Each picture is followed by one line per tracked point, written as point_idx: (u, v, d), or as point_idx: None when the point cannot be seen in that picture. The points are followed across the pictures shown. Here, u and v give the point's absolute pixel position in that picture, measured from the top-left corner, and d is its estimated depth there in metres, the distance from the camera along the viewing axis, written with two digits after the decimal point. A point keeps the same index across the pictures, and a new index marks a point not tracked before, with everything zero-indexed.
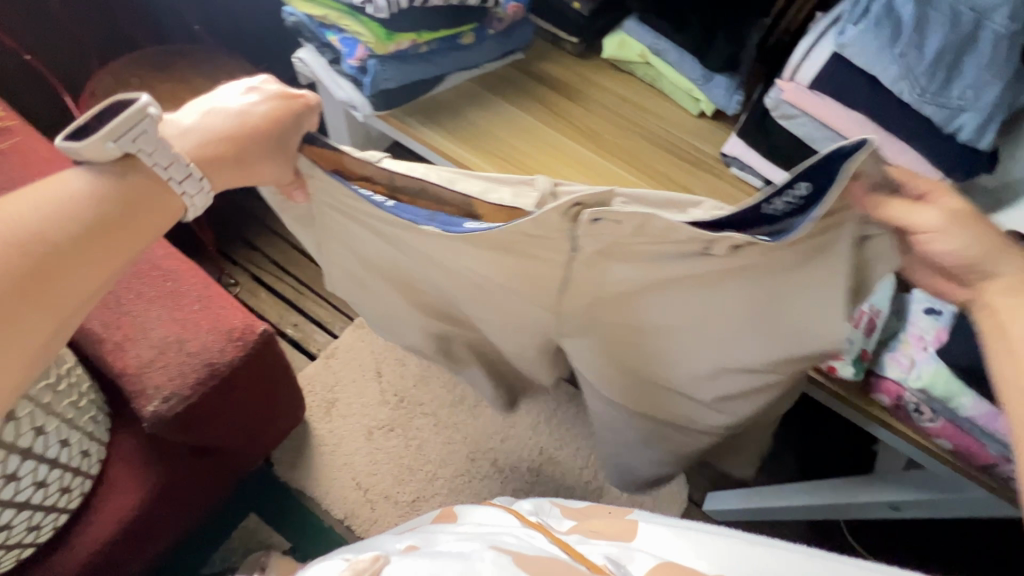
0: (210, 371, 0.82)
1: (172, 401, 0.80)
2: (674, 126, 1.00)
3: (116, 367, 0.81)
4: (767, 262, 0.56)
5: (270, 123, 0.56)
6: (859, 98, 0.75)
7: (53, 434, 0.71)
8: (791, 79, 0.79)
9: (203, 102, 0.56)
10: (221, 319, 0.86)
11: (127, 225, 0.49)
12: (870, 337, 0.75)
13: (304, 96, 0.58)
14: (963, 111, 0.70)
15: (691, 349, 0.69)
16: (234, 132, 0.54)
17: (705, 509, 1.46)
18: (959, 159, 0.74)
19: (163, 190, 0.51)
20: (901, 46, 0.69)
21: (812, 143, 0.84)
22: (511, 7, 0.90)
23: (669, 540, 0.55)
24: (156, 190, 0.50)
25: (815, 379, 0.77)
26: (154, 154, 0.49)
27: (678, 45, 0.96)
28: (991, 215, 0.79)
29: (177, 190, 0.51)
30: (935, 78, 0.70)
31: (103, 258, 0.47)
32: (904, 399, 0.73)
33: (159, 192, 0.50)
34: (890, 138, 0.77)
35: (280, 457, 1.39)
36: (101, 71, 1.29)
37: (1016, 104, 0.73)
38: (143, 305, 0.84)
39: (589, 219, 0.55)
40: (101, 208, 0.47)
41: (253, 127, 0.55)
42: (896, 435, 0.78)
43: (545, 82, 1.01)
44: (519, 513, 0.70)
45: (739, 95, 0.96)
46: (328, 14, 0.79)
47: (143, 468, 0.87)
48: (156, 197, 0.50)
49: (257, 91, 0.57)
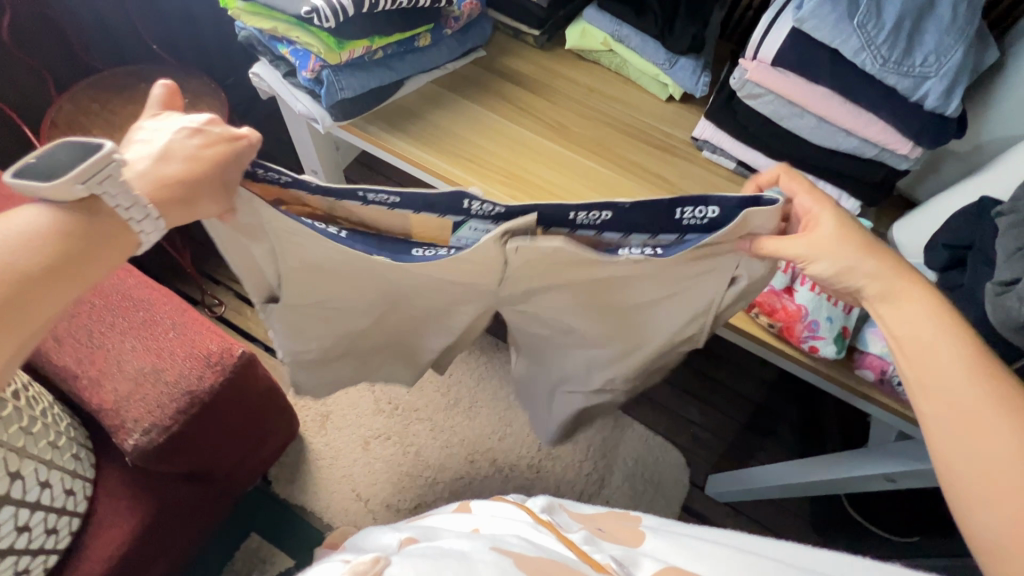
0: (190, 399, 0.81)
1: (153, 432, 0.78)
2: (642, 112, 0.99)
3: (93, 403, 0.79)
4: (666, 264, 0.64)
5: (212, 168, 0.50)
6: (823, 72, 0.74)
7: (31, 477, 0.69)
8: (754, 58, 0.78)
9: (138, 141, 0.49)
10: (197, 345, 0.84)
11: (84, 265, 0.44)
12: (849, 315, 0.73)
13: (247, 136, 0.51)
14: (928, 78, 0.69)
15: (616, 328, 0.78)
16: (180, 178, 0.48)
17: (707, 492, 1.46)
18: (927, 127, 0.73)
19: (120, 230, 0.46)
20: (860, 17, 0.68)
21: (780, 121, 0.83)
22: (466, 5, 0.88)
23: (669, 547, 0.58)
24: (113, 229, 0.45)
25: (798, 359, 0.76)
26: (117, 198, 0.44)
27: (640, 31, 0.95)
28: (963, 182, 0.78)
29: (134, 230, 0.46)
30: (897, 46, 0.69)
31: (45, 306, 0.43)
32: (888, 373, 0.72)
33: (113, 229, 0.45)
34: (857, 112, 0.76)
35: (278, 475, 1.38)
36: (60, 99, 1.26)
37: (979, 67, 0.72)
38: (116, 337, 0.82)
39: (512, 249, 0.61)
40: (55, 248, 0.43)
41: (197, 172, 0.49)
42: (884, 410, 0.76)
43: (509, 78, 0.99)
44: (529, 508, 0.69)
45: (705, 77, 0.95)
46: (276, 26, 0.77)
47: (132, 501, 0.87)
48: (114, 237, 0.45)
49: (195, 129, 0.49)
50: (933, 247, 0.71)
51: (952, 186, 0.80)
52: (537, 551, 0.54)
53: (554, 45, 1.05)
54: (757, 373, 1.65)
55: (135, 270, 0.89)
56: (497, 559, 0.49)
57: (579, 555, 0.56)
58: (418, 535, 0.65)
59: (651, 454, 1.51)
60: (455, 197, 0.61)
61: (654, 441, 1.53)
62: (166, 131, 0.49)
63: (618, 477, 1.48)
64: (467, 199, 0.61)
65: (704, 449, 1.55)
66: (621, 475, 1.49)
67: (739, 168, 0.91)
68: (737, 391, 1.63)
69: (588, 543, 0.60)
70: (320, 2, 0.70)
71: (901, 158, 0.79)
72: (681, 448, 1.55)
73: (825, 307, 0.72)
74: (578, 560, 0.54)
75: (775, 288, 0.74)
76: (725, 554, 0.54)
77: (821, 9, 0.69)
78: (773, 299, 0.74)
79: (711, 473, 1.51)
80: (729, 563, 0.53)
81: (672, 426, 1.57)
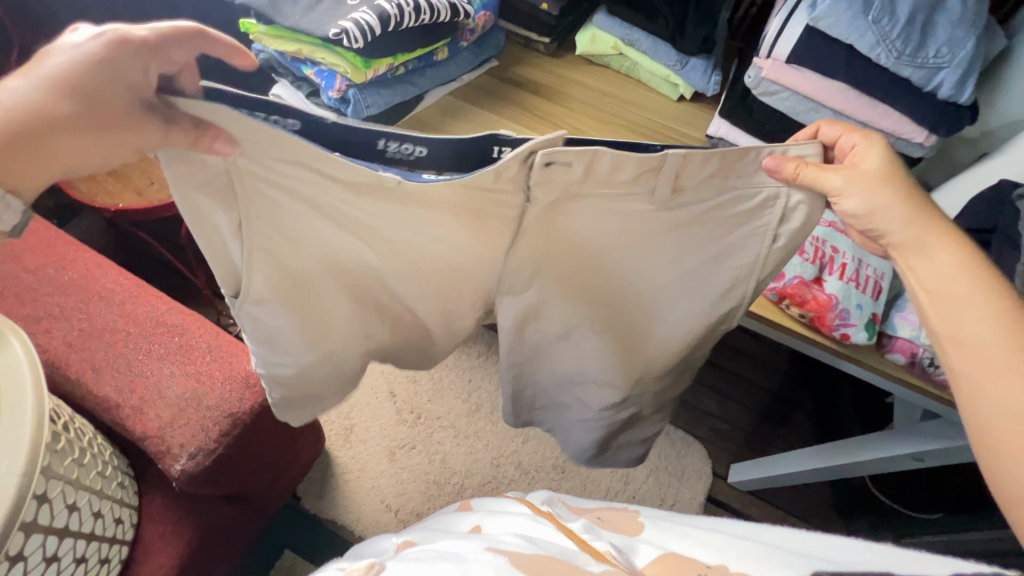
0: (231, 420, 0.82)
1: (198, 456, 0.79)
2: (655, 113, 1.01)
3: (136, 431, 0.79)
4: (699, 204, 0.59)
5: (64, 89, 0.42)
6: (838, 67, 0.76)
7: (86, 509, 0.70)
8: (768, 56, 0.80)
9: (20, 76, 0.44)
10: (235, 367, 0.86)
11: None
12: (878, 301, 0.76)
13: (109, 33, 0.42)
14: (942, 69, 0.71)
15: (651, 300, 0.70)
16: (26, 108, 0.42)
17: (732, 482, 1.48)
18: (942, 115, 0.75)
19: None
20: (874, 13, 0.70)
21: (795, 115, 0.85)
22: (480, 17, 0.90)
23: (672, 533, 0.59)
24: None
25: (829, 347, 0.78)
26: None
27: (650, 34, 0.97)
28: (977, 166, 0.81)
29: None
30: (911, 39, 0.71)
31: None
32: (919, 355, 0.74)
33: None
34: (871, 104, 0.78)
35: (306, 490, 1.38)
36: None
37: (988, 56, 0.75)
38: (155, 363, 0.83)
39: (544, 162, 0.52)
40: None
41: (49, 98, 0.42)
42: (915, 391, 0.78)
43: (524, 86, 1.00)
44: (531, 503, 0.73)
45: (716, 76, 0.97)
46: (302, 48, 0.78)
47: (176, 525, 0.87)
48: None
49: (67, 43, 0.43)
50: None
51: (965, 172, 0.82)
52: (532, 549, 0.55)
53: (564, 51, 1.07)
54: (769, 362, 1.68)
55: (168, 295, 0.91)
56: (493, 558, 0.51)
57: (576, 544, 0.57)
58: (414, 538, 0.69)
59: (673, 446, 1.53)
60: (481, 143, 0.54)
61: (674, 434, 1.55)
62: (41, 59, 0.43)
63: (643, 471, 1.50)
64: (495, 145, 0.54)
65: (724, 440, 1.57)
66: (645, 469, 1.50)
67: None
68: (752, 381, 1.65)
69: (588, 533, 0.62)
70: (349, 24, 0.71)
71: (916, 146, 0.81)
72: (701, 440, 1.57)
73: (854, 295, 0.74)
74: (576, 550, 0.56)
75: (805, 279, 0.76)
76: (736, 544, 0.53)
77: (835, 8, 0.72)
78: (803, 289, 0.76)
79: (734, 462, 1.53)
80: (746, 548, 0.51)
81: (691, 418, 1.59)
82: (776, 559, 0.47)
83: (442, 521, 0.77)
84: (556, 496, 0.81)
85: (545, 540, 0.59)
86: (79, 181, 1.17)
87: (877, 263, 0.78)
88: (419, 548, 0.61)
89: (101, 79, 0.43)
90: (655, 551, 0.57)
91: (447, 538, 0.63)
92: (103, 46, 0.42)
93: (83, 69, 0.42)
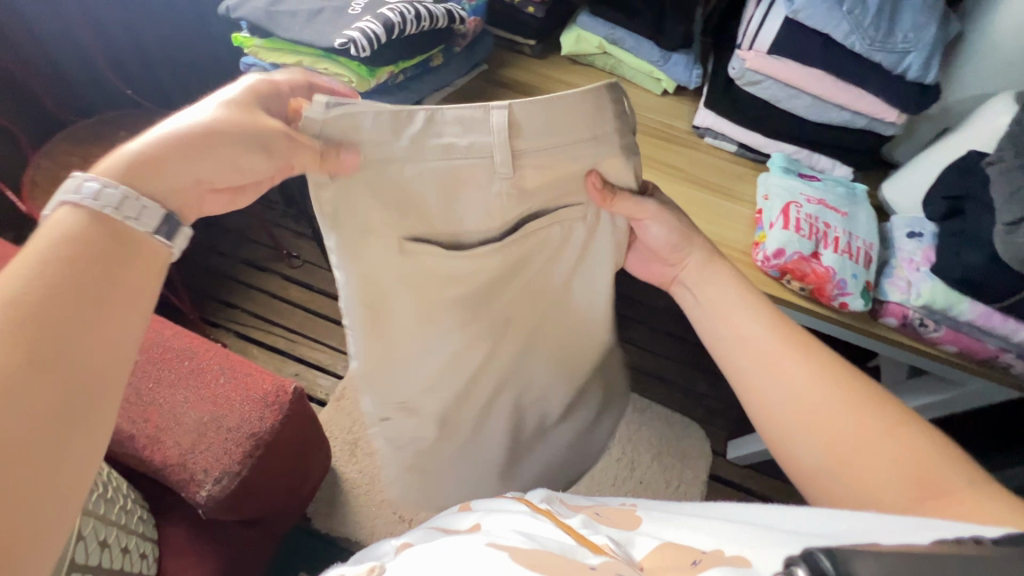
0: (253, 441, 0.80)
1: (224, 480, 0.77)
2: (641, 107, 1.05)
3: (155, 462, 0.77)
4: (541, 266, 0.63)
5: (215, 133, 0.44)
6: (816, 57, 0.82)
7: (115, 544, 0.69)
8: (750, 48, 0.85)
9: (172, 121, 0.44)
10: (251, 387, 0.83)
11: (96, 287, 0.35)
12: (870, 269, 0.81)
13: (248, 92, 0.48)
14: (909, 52, 0.78)
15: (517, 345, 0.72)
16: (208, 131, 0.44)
17: (731, 457, 1.55)
18: (911, 94, 0.82)
19: (132, 237, 0.38)
20: (848, 4, 0.76)
21: (777, 103, 0.91)
22: (472, 22, 0.92)
23: (665, 522, 0.58)
24: (125, 232, 0.38)
25: (827, 313, 0.83)
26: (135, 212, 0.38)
27: (633, 32, 1.02)
28: (941, 140, 0.88)
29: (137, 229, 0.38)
30: (880, 27, 0.77)
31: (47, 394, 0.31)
32: (910, 317, 0.80)
33: (116, 236, 0.38)
34: (847, 88, 0.84)
35: (316, 509, 1.36)
36: (34, 157, 1.21)
37: (946, 39, 0.82)
38: (168, 391, 0.81)
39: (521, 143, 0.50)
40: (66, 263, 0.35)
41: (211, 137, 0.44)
42: (906, 351, 0.84)
43: (515, 88, 1.02)
44: (529, 501, 0.75)
45: (697, 69, 1.02)
46: (303, 59, 0.76)
47: (197, 554, 0.85)
48: (129, 245, 0.38)
49: (218, 99, 0.46)
50: (932, 200, 0.80)
51: (932, 146, 0.90)
52: (529, 543, 0.54)
53: (549, 52, 1.10)
54: None
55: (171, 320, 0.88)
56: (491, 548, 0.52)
57: (573, 534, 0.58)
58: (412, 539, 0.70)
59: (672, 429, 1.59)
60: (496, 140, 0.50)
61: (672, 418, 1.61)
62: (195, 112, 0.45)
63: (647, 457, 1.54)
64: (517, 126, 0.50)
65: (720, 419, 1.64)
66: (649, 454, 1.55)
67: (740, 150, 0.98)
68: None
69: (586, 526, 0.62)
70: (355, 33, 0.71)
71: (889, 125, 0.88)
72: (698, 421, 1.63)
73: (849, 266, 0.79)
74: (575, 544, 0.56)
75: (802, 255, 0.80)
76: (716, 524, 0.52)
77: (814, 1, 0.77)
78: (802, 264, 0.80)
79: (730, 439, 1.60)
80: (710, 530, 0.51)
81: (686, 400, 1.66)
82: (755, 538, 0.44)
83: (441, 520, 0.79)
84: (553, 493, 0.84)
85: (544, 535, 0.58)
86: None
87: (867, 236, 0.84)
88: (414, 547, 0.63)
89: (230, 120, 0.45)
90: (653, 540, 0.55)
91: (447, 535, 0.64)
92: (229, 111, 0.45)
93: (226, 114, 0.45)
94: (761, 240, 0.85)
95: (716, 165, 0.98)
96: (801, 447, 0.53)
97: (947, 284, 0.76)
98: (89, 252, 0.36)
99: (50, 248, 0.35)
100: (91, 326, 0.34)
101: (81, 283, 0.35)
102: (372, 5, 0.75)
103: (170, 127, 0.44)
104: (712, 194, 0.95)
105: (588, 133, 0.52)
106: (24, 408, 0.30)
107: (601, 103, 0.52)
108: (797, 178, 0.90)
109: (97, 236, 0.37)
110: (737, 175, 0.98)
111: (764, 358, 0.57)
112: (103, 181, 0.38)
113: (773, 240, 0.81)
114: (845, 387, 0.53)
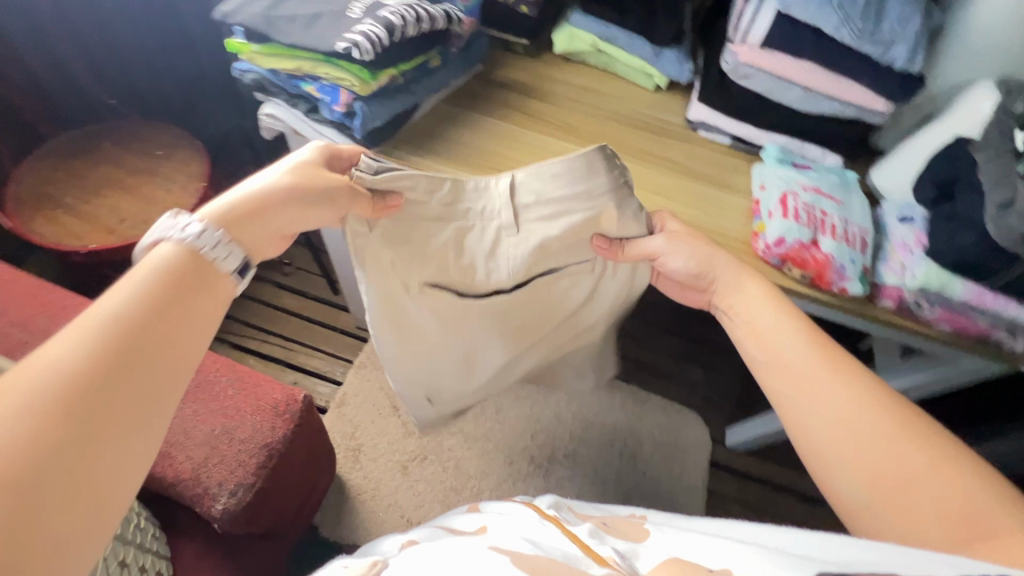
0: (267, 451, 0.79)
1: (239, 492, 0.76)
2: (635, 103, 1.06)
3: (168, 478, 0.76)
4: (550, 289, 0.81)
5: (290, 193, 0.59)
6: (807, 50, 0.84)
7: (133, 565, 0.68)
8: (743, 43, 0.87)
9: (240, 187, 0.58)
10: (261, 397, 0.82)
11: (175, 313, 0.44)
12: (867, 254, 0.84)
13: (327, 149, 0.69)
14: (896, 43, 0.80)
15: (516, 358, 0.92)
16: (269, 197, 0.58)
17: (730, 443, 1.58)
18: (899, 83, 0.84)
19: (213, 272, 0.49)
20: None
21: (770, 95, 0.93)
22: (466, 22, 0.91)
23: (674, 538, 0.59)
24: (207, 268, 0.48)
25: (827, 299, 0.86)
26: (209, 242, 0.49)
27: (626, 29, 1.02)
28: (927, 128, 0.91)
29: (215, 260, 0.49)
30: (868, 19, 0.79)
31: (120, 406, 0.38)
32: (905, 299, 0.83)
33: (201, 269, 0.48)
34: (837, 79, 0.87)
35: (323, 518, 1.35)
36: (16, 172, 1.17)
37: (929, 30, 0.85)
38: (176, 405, 0.80)
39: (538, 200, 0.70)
40: (156, 292, 0.44)
41: (278, 196, 0.58)
42: (903, 332, 0.87)
43: (510, 87, 1.03)
44: (537, 506, 0.76)
45: (689, 64, 1.03)
46: (302, 64, 0.76)
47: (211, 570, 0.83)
48: (209, 278, 0.48)
49: (288, 169, 0.62)
50: (921, 184, 0.83)
51: (917, 133, 0.93)
52: (532, 550, 0.56)
53: (542, 50, 1.10)
54: None
55: None
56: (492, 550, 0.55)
57: (578, 545, 0.59)
58: (419, 536, 0.71)
59: (671, 419, 1.62)
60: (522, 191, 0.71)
61: (671, 408, 1.64)
62: (266, 178, 0.60)
63: (648, 448, 1.57)
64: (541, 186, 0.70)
65: (717, 406, 1.67)
66: (651, 445, 1.57)
67: (734, 142, 1.00)
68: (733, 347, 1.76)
69: (594, 536, 0.63)
70: (357, 37, 0.70)
71: (877, 114, 0.90)
72: (696, 409, 1.66)
73: (847, 252, 0.82)
74: (580, 556, 0.56)
75: (802, 242, 0.82)
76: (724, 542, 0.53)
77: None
78: (803, 252, 0.83)
79: (728, 426, 1.63)
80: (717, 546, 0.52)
81: (683, 390, 1.69)
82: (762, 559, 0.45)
83: (450, 520, 0.80)
84: (562, 500, 0.85)
85: (549, 544, 0.60)
86: (41, 227, 1.09)
87: (861, 223, 0.87)
88: (421, 545, 0.65)
89: (298, 183, 0.61)
90: (661, 553, 0.56)
91: (451, 536, 0.66)
92: (295, 176, 0.61)
93: (290, 184, 0.60)
94: (761, 229, 0.87)
95: (712, 158, 1.00)
96: (835, 472, 0.60)
97: (940, 266, 0.80)
98: (173, 280, 0.46)
99: (150, 275, 0.45)
100: (166, 346, 0.42)
101: (169, 306, 0.44)
102: (372, 8, 0.74)
103: (241, 190, 0.57)
104: (710, 187, 0.97)
105: (586, 190, 0.70)
106: (108, 404, 0.38)
107: (594, 164, 0.68)
108: (792, 168, 0.92)
109: (188, 272, 0.47)
110: (732, 167, 1.00)
111: (800, 379, 0.65)
112: (204, 227, 0.49)
113: (774, 229, 0.84)
114: (830, 369, 0.64)
